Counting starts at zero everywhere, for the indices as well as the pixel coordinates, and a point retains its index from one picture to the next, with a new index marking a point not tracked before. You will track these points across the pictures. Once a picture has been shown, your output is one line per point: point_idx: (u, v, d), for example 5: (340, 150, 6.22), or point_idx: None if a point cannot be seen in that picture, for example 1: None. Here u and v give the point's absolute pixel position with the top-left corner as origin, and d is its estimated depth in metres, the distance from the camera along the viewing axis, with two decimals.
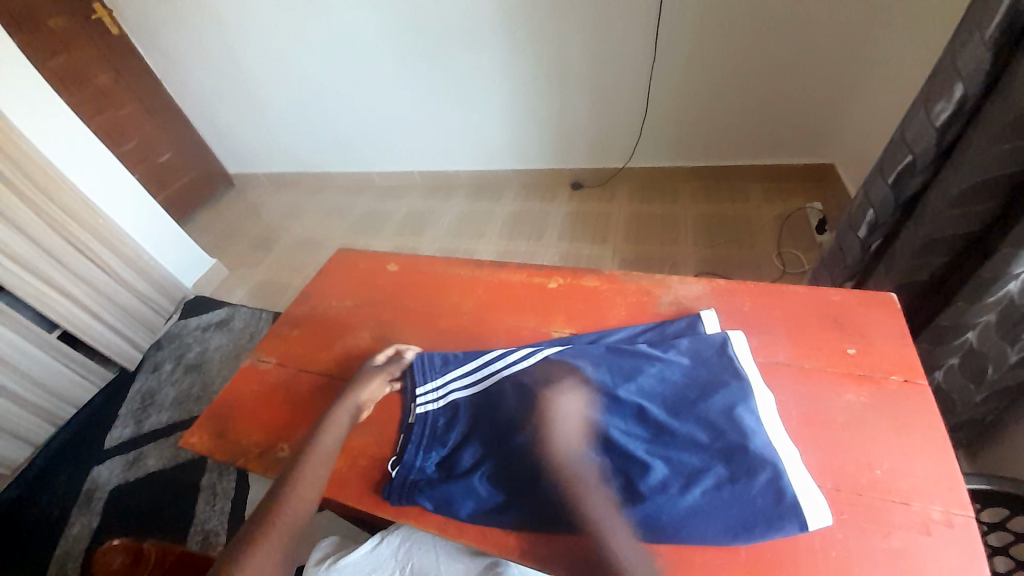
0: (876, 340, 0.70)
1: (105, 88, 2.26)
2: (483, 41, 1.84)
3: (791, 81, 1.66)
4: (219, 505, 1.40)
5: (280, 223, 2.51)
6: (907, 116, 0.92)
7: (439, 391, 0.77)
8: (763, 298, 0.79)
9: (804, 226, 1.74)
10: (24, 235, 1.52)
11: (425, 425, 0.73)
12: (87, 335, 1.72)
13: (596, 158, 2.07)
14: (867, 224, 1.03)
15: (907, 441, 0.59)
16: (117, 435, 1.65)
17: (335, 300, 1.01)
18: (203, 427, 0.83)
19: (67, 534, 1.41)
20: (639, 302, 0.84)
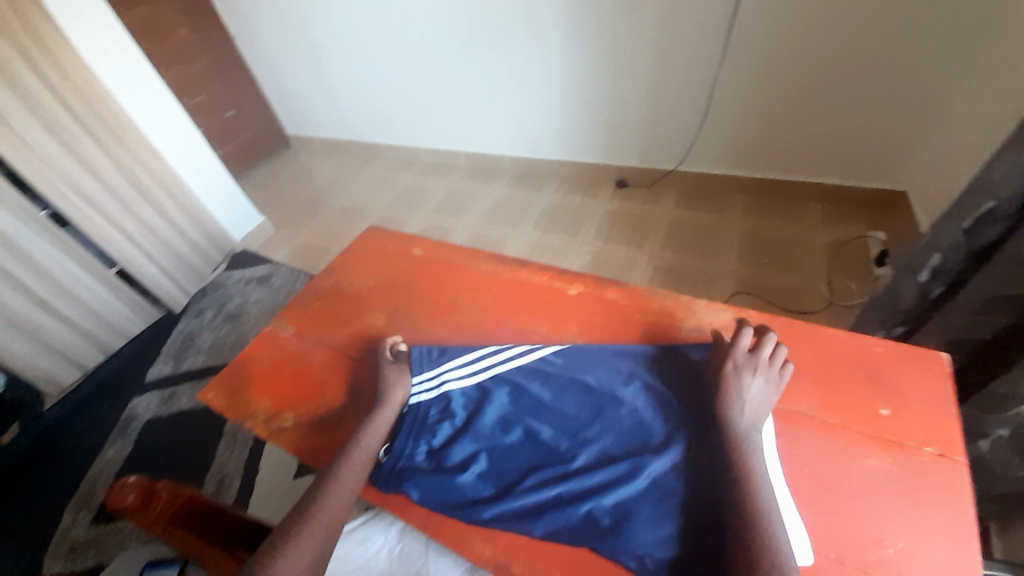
0: (914, 402, 0.64)
1: (181, 42, 2.37)
2: (545, 25, 1.78)
3: (874, 98, 1.51)
4: (237, 451, 1.49)
5: (326, 188, 2.59)
6: (996, 155, 0.82)
7: (432, 381, 0.78)
8: (794, 337, 0.73)
9: (861, 257, 1.61)
10: (94, 176, 1.62)
11: (415, 416, 0.74)
12: (141, 275, 1.83)
13: (645, 158, 1.99)
14: (930, 269, 0.94)
15: (930, 524, 0.54)
16: (158, 370, 1.78)
17: (357, 278, 1.02)
18: (218, 384, 0.87)
19: (101, 457, 1.55)
20: (659, 323, 0.80)
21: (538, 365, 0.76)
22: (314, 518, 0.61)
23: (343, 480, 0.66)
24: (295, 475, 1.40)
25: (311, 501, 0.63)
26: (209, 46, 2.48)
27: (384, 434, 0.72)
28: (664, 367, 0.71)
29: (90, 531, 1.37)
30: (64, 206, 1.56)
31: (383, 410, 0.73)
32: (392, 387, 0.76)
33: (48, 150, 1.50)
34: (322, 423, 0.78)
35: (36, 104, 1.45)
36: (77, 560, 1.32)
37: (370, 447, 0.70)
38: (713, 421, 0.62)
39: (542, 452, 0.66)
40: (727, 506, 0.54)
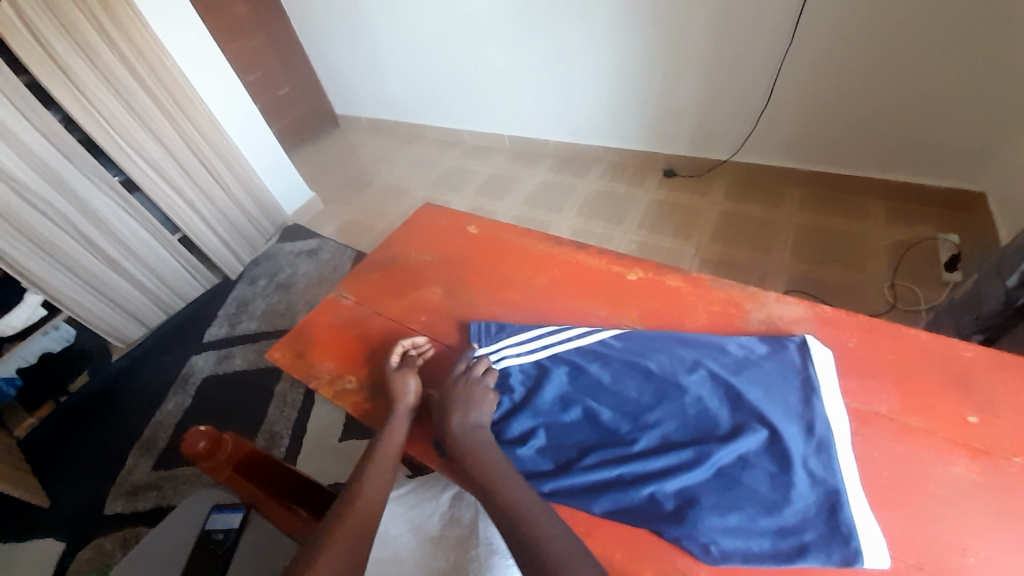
0: (1006, 411, 0.60)
1: (241, 18, 2.43)
2: (602, 5, 1.72)
3: (961, 91, 1.38)
4: (286, 412, 1.55)
5: (372, 166, 2.63)
6: None
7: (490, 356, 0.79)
8: (872, 336, 0.70)
9: (930, 260, 1.51)
10: (161, 145, 1.71)
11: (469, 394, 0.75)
12: (200, 242, 1.93)
13: (698, 146, 1.92)
14: (1021, 274, 0.87)
15: (1020, 538, 0.51)
16: (214, 332, 1.88)
17: (415, 252, 1.05)
18: (284, 345, 0.92)
19: (163, 408, 1.65)
20: (724, 313, 0.78)
21: (597, 347, 0.76)
22: (357, 496, 0.64)
23: (382, 464, 0.68)
24: (339, 438, 1.44)
25: (354, 481, 0.66)
26: (266, 22, 2.55)
27: (404, 432, 0.73)
28: (729, 357, 0.69)
29: (152, 475, 1.46)
30: (135, 172, 1.66)
31: (399, 403, 0.75)
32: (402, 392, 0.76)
33: (119, 117, 1.58)
34: (381, 389, 0.81)
35: (110, 73, 1.53)
36: (139, 500, 1.41)
37: (394, 444, 0.71)
38: (783, 419, 0.61)
39: (601, 433, 0.66)
40: (782, 510, 0.54)
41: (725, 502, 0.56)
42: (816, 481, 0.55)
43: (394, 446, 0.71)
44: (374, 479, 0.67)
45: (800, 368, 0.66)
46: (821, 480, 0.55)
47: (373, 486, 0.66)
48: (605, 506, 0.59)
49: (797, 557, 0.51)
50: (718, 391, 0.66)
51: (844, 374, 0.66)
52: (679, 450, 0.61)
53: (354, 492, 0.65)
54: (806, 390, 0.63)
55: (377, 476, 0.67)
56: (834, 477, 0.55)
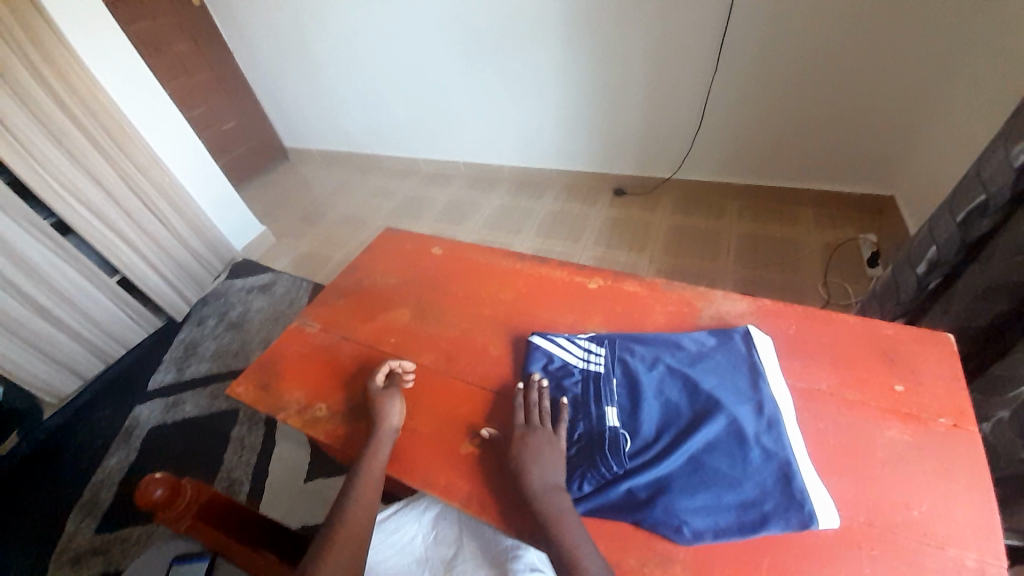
0: (927, 379, 0.68)
1: (182, 55, 2.39)
2: (546, 40, 1.84)
3: (862, 106, 1.58)
4: (245, 457, 1.46)
5: (327, 198, 2.60)
6: (986, 153, 0.89)
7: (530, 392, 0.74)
8: (810, 322, 0.78)
9: (854, 258, 1.67)
10: (99, 185, 1.63)
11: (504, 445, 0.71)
12: (143, 284, 1.82)
13: (643, 166, 2.05)
14: (928, 261, 1.00)
15: (951, 489, 0.57)
16: (160, 378, 1.76)
17: (380, 276, 1.06)
18: (248, 379, 0.90)
19: (105, 465, 1.51)
20: (679, 312, 0.84)
21: (562, 354, 0.77)
22: (339, 527, 0.63)
23: (361, 491, 0.67)
24: (305, 478, 1.37)
25: (335, 512, 0.65)
26: (209, 61, 2.52)
27: (386, 456, 0.72)
28: (685, 352, 0.74)
29: (95, 540, 1.33)
30: (67, 212, 1.56)
31: (382, 424, 0.75)
32: (386, 413, 0.76)
33: (51, 155, 1.49)
34: (353, 415, 0.80)
35: (40, 111, 1.45)
36: (82, 569, 1.28)
37: (376, 468, 0.70)
38: (738, 406, 0.65)
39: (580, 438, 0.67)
40: (744, 488, 0.58)
41: (694, 485, 0.59)
42: (770, 457, 0.59)
43: (374, 472, 0.69)
44: (358, 508, 0.65)
45: (747, 355, 0.71)
46: (774, 456, 0.59)
47: (354, 513, 0.65)
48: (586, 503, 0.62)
49: (756, 528, 0.55)
50: (680, 384, 0.69)
51: (788, 358, 0.73)
52: (654, 442, 0.64)
53: (339, 520, 0.63)
54: (755, 375, 0.68)
55: (357, 502, 0.66)
56: (788, 453, 0.59)
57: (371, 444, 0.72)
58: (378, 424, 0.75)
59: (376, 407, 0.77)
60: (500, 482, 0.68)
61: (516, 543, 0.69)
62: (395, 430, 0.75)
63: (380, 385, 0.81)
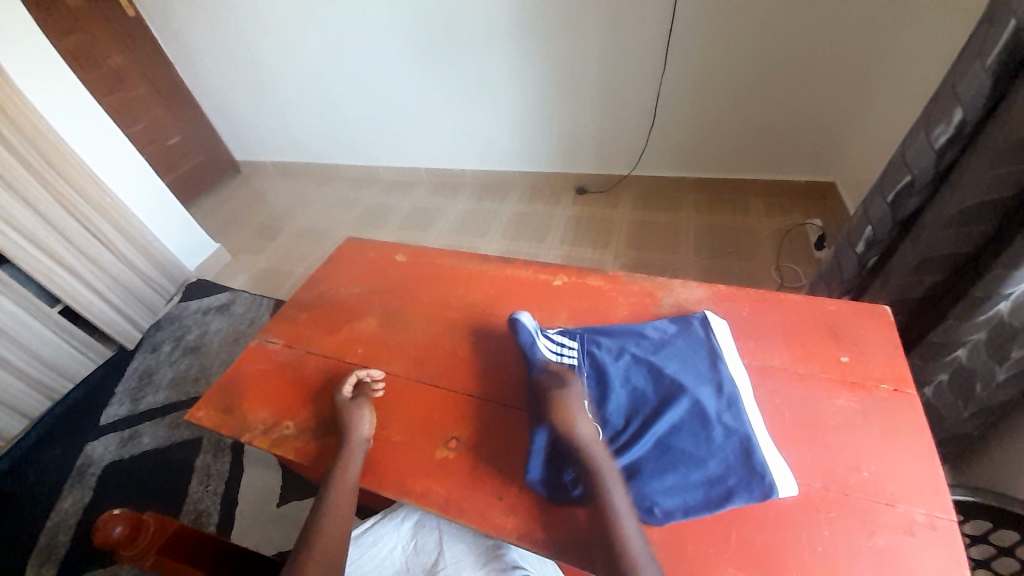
0: (869, 350, 0.72)
1: (118, 69, 2.27)
2: (500, 45, 1.86)
3: (801, 98, 1.67)
4: (212, 486, 1.40)
5: (285, 211, 2.52)
6: (909, 137, 0.96)
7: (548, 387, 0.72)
8: (761, 304, 0.82)
9: (802, 242, 1.76)
10: (33, 210, 1.52)
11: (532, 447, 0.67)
12: (88, 312, 1.71)
13: (601, 164, 2.10)
14: (865, 240, 1.07)
15: (897, 450, 0.62)
16: (113, 412, 1.65)
17: (344, 287, 1.04)
18: (209, 403, 0.87)
19: (59, 508, 1.41)
20: (641, 302, 0.87)
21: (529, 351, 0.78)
22: (316, 545, 0.61)
23: (336, 507, 0.66)
24: (278, 502, 1.32)
25: (310, 530, 0.63)
26: (149, 74, 2.40)
27: (359, 468, 0.71)
28: (648, 340, 0.76)
29: None
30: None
31: (352, 437, 0.73)
32: (356, 425, 0.75)
33: None
34: (322, 429, 0.78)
35: None
36: None
37: (349, 482, 0.69)
38: (697, 387, 0.67)
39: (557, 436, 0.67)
40: (707, 466, 0.60)
41: (663, 467, 0.61)
42: (729, 434, 0.62)
43: (348, 486, 0.68)
44: (337, 523, 0.64)
45: (705, 340, 0.74)
46: (732, 433, 0.62)
47: (332, 529, 0.64)
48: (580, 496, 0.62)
49: (720, 503, 0.58)
50: (643, 372, 0.71)
51: (744, 339, 0.77)
52: (623, 430, 0.66)
53: (316, 538, 0.62)
54: (712, 358, 0.71)
55: (334, 518, 0.65)
56: (745, 429, 0.62)
57: (342, 458, 0.71)
58: (349, 437, 0.73)
59: (347, 420, 0.75)
60: (477, 483, 0.68)
61: (498, 542, 0.71)
62: (366, 442, 0.74)
63: (348, 397, 0.79)
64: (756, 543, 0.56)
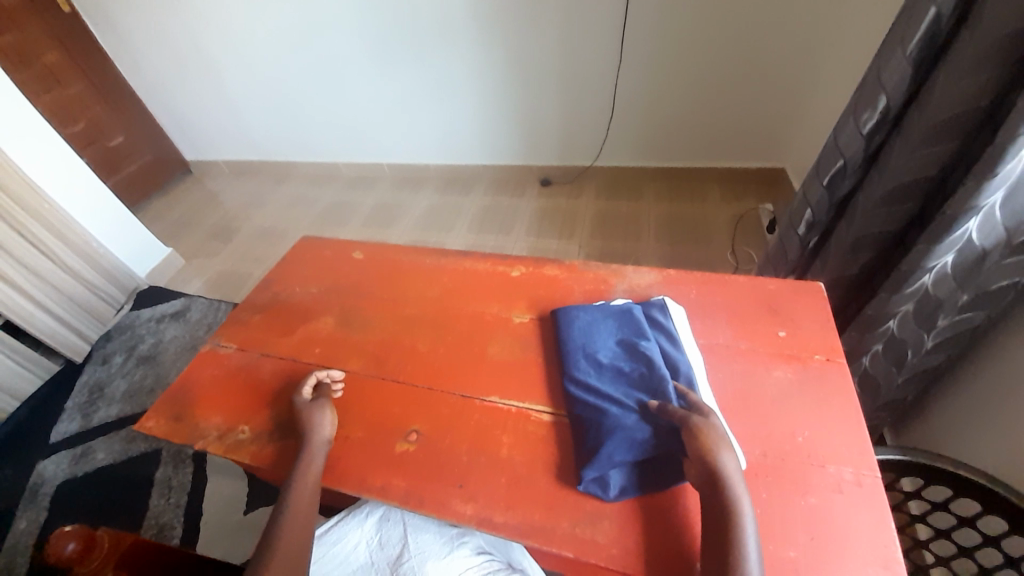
0: (804, 324, 0.77)
1: (52, 66, 2.13)
2: (459, 38, 1.85)
3: (749, 87, 1.73)
4: (174, 499, 1.35)
5: (240, 212, 2.43)
6: (841, 122, 1.02)
7: None
8: (708, 286, 0.86)
9: (754, 226, 1.84)
10: None
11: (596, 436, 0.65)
12: (30, 326, 1.61)
13: (563, 156, 2.12)
14: (806, 222, 1.14)
15: (828, 415, 0.66)
16: (63, 429, 1.57)
17: (299, 287, 1.02)
18: (159, 411, 0.84)
19: (13, 529, 1.34)
20: (596, 289, 0.89)
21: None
22: (278, 547, 0.61)
23: (298, 507, 0.66)
24: (245, 510, 1.30)
25: (273, 533, 0.63)
26: (87, 71, 2.26)
27: (321, 468, 0.71)
28: (608, 324, 0.78)
29: None
30: None
31: (314, 437, 0.72)
32: (317, 424, 0.74)
33: None
34: (280, 432, 0.77)
35: None
36: None
37: (309, 483, 0.68)
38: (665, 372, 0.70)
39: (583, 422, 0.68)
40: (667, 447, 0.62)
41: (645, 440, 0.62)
42: None
43: (309, 487, 0.68)
44: (295, 525, 0.64)
45: (665, 325, 0.76)
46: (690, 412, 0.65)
47: (292, 530, 0.63)
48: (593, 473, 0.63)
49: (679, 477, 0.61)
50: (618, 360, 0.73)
51: (691, 319, 0.80)
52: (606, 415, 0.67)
53: (276, 540, 0.62)
54: (670, 341, 0.74)
55: (295, 518, 0.64)
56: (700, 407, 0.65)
57: (302, 459, 0.70)
58: (309, 438, 0.73)
59: (306, 421, 0.74)
60: (437, 474, 0.69)
61: (464, 529, 0.73)
62: (328, 441, 0.74)
63: (307, 400, 0.78)
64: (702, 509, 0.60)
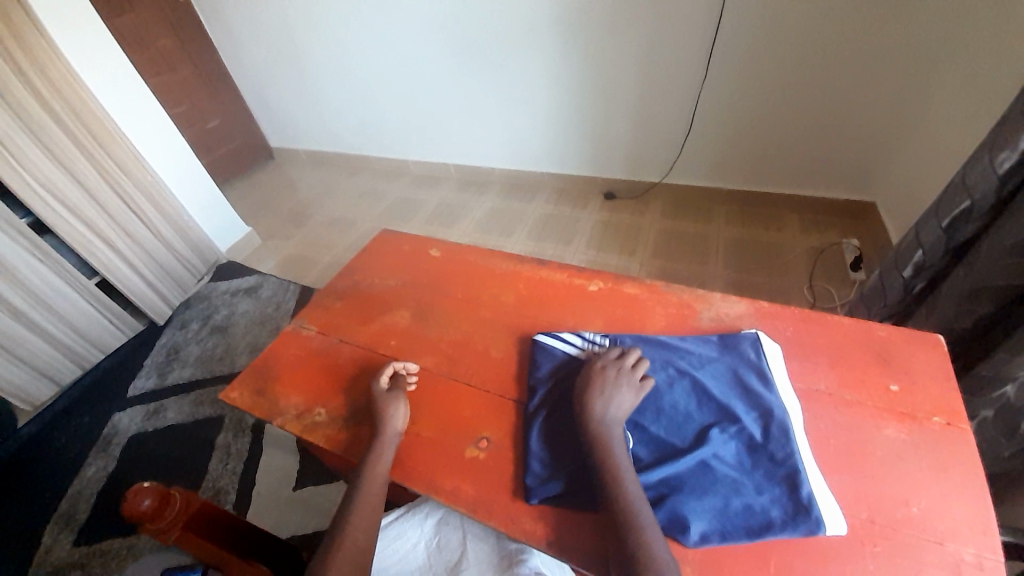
0: (920, 379, 0.70)
1: (164, 51, 2.34)
2: (537, 45, 1.85)
3: (847, 113, 1.62)
4: (231, 465, 1.42)
5: (315, 199, 2.56)
6: (972, 160, 0.92)
7: None
8: (806, 324, 0.80)
9: (838, 262, 1.71)
10: (79, 185, 1.57)
11: (663, 471, 0.61)
12: (123, 287, 1.76)
13: (632, 170, 2.07)
14: (913, 265, 1.04)
15: (947, 486, 0.59)
16: (141, 385, 1.70)
17: (378, 278, 1.05)
18: (242, 384, 0.88)
19: (83, 474, 1.45)
20: (679, 314, 0.85)
21: (557, 355, 0.78)
22: (343, 538, 0.62)
23: (365, 499, 0.66)
24: (295, 486, 1.34)
25: (341, 520, 0.64)
26: (194, 58, 2.46)
27: (390, 462, 0.71)
28: (694, 354, 0.74)
29: (75, 551, 1.28)
30: (44, 212, 1.51)
31: (387, 429, 0.73)
32: (391, 416, 0.75)
33: (27, 151, 1.44)
34: (353, 419, 0.79)
35: (19, 107, 1.40)
36: None
37: (380, 475, 0.69)
38: (760, 414, 0.65)
39: (654, 450, 0.64)
40: (753, 495, 0.58)
41: (703, 483, 0.60)
42: (779, 460, 0.60)
43: (378, 479, 0.68)
44: (362, 515, 0.65)
45: (756, 361, 0.71)
46: (785, 461, 0.60)
47: (358, 523, 0.64)
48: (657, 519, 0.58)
49: (759, 531, 0.56)
50: (703, 391, 0.69)
51: (787, 358, 0.75)
52: (680, 448, 0.64)
53: (340, 533, 0.62)
54: (765, 380, 0.69)
55: (362, 510, 0.65)
56: (798, 458, 0.60)
57: (375, 449, 0.71)
58: (384, 428, 0.73)
59: (380, 412, 0.75)
60: (503, 486, 0.68)
61: (522, 547, 0.69)
62: (399, 435, 0.74)
63: (384, 388, 0.79)
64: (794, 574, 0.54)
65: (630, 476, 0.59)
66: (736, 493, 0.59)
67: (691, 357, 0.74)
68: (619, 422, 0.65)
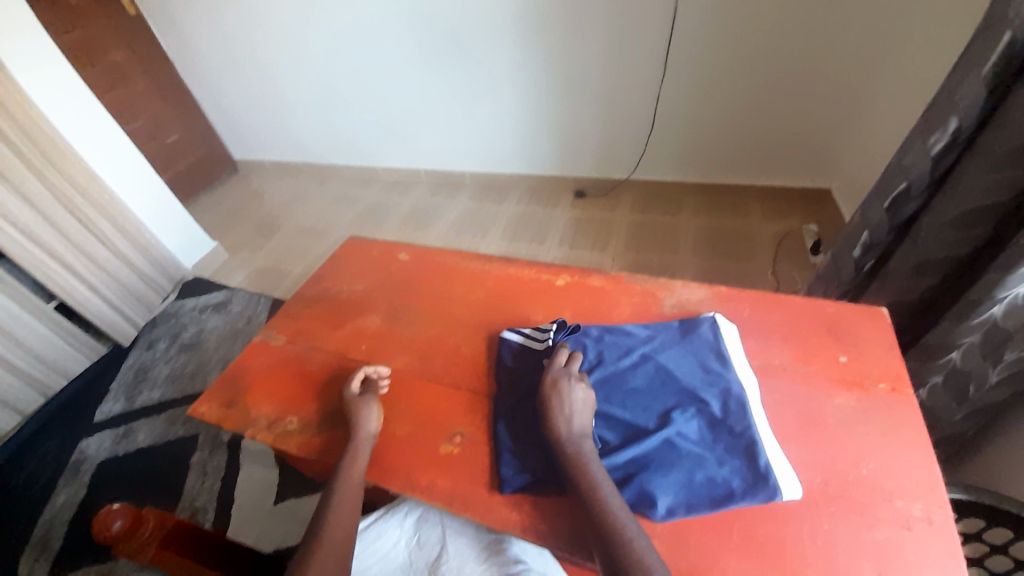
0: (866, 349, 0.74)
1: (118, 64, 2.27)
2: (501, 48, 1.87)
3: (798, 104, 1.69)
4: (208, 484, 1.39)
5: (283, 210, 2.52)
6: (906, 143, 0.99)
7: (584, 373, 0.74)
8: (762, 304, 0.84)
9: (799, 246, 1.78)
10: (32, 206, 1.51)
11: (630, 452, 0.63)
12: (84, 308, 1.70)
13: (600, 167, 2.11)
14: (862, 245, 1.10)
15: (895, 447, 0.63)
16: (108, 409, 1.64)
17: (348, 284, 1.04)
18: (211, 398, 0.87)
19: (52, 503, 1.39)
20: (644, 302, 0.88)
21: (529, 344, 0.79)
22: (323, 541, 0.62)
23: (342, 503, 0.66)
24: (275, 500, 1.32)
25: (319, 525, 0.64)
26: (150, 71, 2.40)
27: (365, 464, 0.71)
28: (656, 340, 0.77)
29: None
30: None
31: (360, 432, 0.74)
32: (363, 419, 0.75)
33: None
34: (327, 425, 0.79)
35: None
36: None
37: (354, 478, 0.69)
38: (719, 391, 0.68)
39: (621, 432, 0.66)
40: (713, 468, 0.61)
41: (666, 460, 0.62)
42: (739, 434, 0.63)
43: (354, 482, 0.68)
44: (339, 518, 0.65)
45: (716, 343, 0.74)
46: (744, 435, 0.63)
47: (336, 525, 0.64)
48: (627, 498, 0.60)
49: (721, 500, 0.59)
50: (665, 375, 0.71)
51: (745, 337, 0.78)
52: (645, 430, 0.66)
53: (319, 536, 0.62)
54: (724, 359, 0.72)
55: (341, 513, 0.65)
56: (756, 431, 0.63)
57: (348, 452, 0.71)
58: (357, 432, 0.74)
59: (353, 415, 0.76)
60: (479, 479, 0.69)
61: (502, 537, 0.71)
62: (373, 436, 0.75)
63: (355, 393, 0.79)
64: (757, 539, 0.57)
65: (605, 483, 0.59)
66: (698, 467, 0.61)
67: (653, 344, 0.76)
68: (586, 436, 0.63)
